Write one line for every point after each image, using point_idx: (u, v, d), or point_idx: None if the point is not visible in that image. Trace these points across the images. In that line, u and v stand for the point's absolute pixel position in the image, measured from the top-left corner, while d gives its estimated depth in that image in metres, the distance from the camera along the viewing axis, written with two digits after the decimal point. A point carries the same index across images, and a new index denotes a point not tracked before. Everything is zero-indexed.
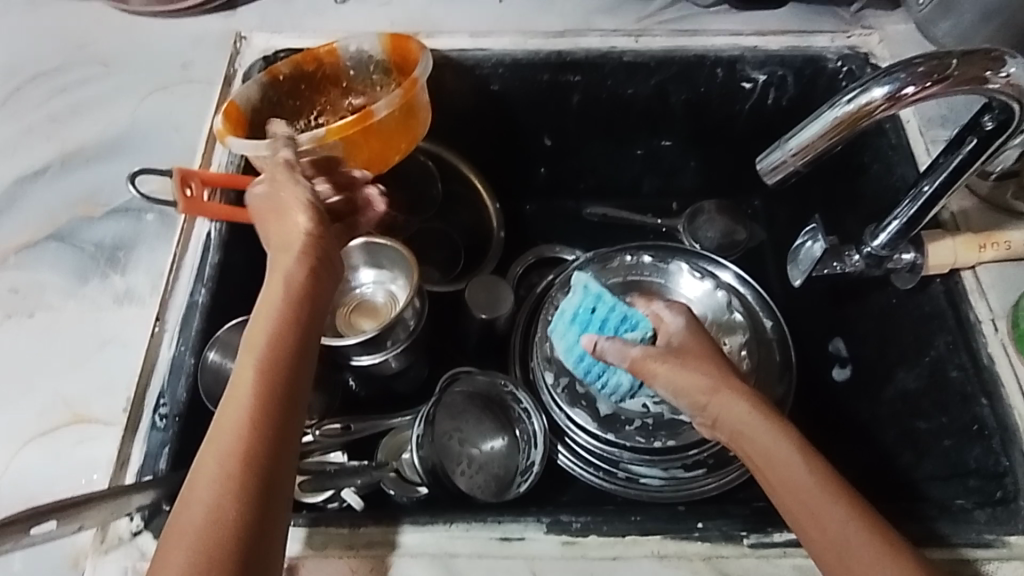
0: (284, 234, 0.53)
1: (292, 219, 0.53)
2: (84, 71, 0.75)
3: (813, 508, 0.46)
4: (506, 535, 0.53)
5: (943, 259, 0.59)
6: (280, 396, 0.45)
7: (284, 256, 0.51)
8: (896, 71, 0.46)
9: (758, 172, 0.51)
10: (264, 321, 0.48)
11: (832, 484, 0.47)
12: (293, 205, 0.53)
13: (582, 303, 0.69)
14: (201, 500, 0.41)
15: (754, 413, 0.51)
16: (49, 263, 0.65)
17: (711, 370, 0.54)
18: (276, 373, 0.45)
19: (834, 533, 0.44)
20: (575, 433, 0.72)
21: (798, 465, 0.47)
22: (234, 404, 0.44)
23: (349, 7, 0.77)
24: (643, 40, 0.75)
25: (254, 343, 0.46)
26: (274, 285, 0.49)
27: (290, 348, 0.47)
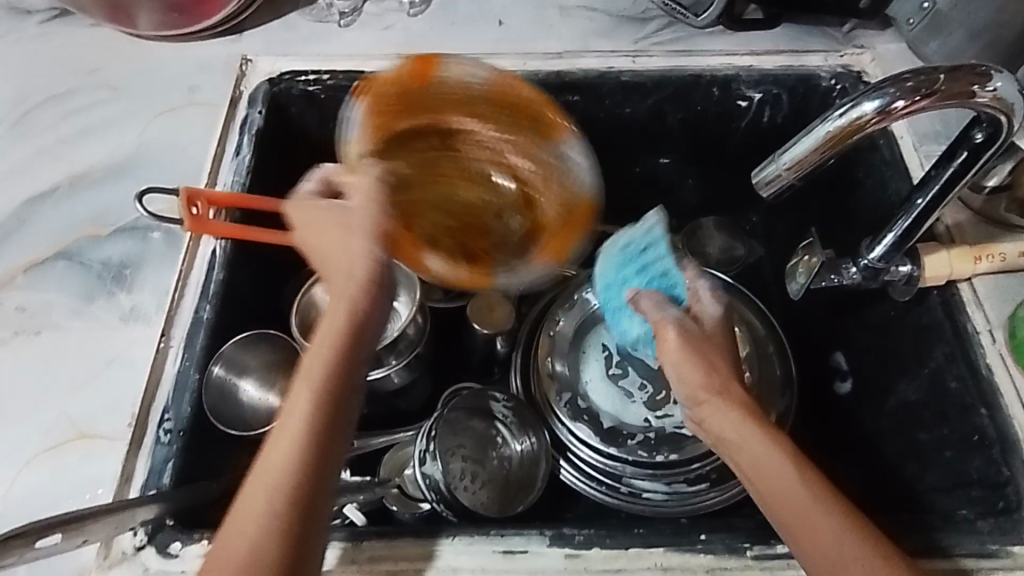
0: (344, 261, 0.50)
1: (356, 253, 0.50)
2: (92, 94, 0.76)
3: (809, 517, 0.45)
4: (510, 549, 0.53)
5: (939, 271, 0.60)
6: (330, 437, 0.44)
7: (347, 285, 0.49)
8: (885, 86, 0.47)
9: (753, 186, 0.52)
10: (317, 354, 0.46)
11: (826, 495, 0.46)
12: (359, 239, 0.50)
13: (640, 241, 0.67)
14: (242, 542, 0.40)
15: (749, 421, 0.50)
16: (56, 282, 0.66)
17: (713, 369, 0.53)
18: (330, 404, 0.44)
19: (828, 543, 0.44)
20: (579, 447, 0.72)
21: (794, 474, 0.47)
22: (286, 429, 0.43)
23: (352, 31, 0.79)
24: (639, 61, 0.76)
25: (310, 368, 0.45)
26: (335, 310, 0.48)
27: (340, 383, 0.45)
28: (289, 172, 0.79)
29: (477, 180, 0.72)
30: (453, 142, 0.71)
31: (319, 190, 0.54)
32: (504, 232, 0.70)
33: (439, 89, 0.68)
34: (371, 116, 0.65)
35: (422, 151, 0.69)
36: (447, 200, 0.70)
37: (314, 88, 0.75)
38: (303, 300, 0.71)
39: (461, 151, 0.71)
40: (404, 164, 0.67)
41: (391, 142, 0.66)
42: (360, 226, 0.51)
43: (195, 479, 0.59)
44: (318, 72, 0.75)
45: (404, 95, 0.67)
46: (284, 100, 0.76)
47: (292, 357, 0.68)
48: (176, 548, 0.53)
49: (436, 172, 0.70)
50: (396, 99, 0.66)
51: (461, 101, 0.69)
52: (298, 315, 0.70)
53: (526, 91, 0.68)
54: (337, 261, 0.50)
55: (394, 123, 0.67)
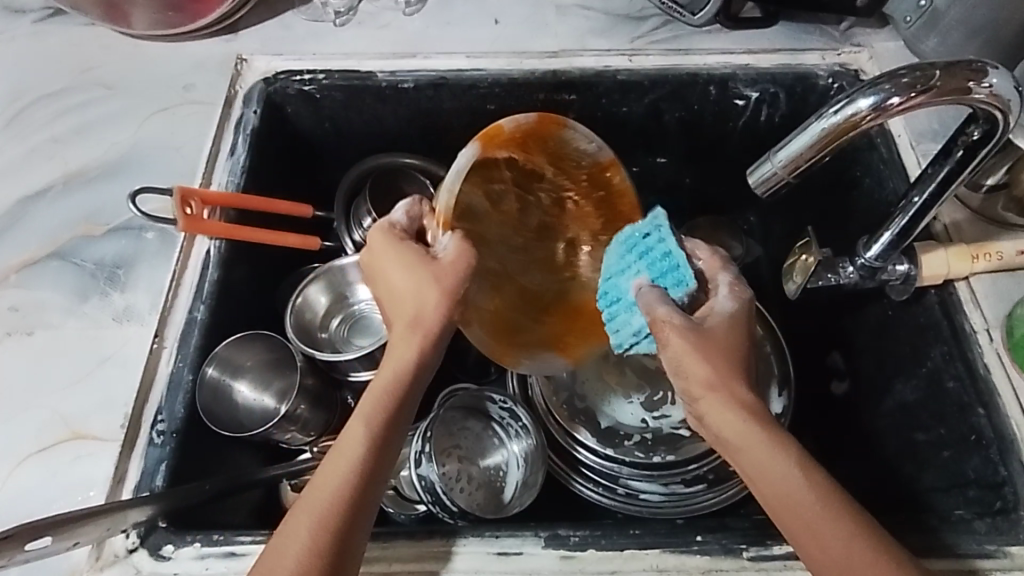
0: (415, 306, 0.53)
1: (429, 301, 0.52)
2: (87, 93, 0.76)
3: (812, 523, 0.45)
4: (505, 550, 0.53)
5: (936, 270, 0.60)
6: (376, 479, 0.47)
7: (410, 336, 0.52)
8: (880, 82, 0.47)
9: (748, 184, 0.52)
10: (376, 393, 0.50)
11: (827, 497, 0.46)
12: (438, 290, 0.52)
13: (639, 229, 0.62)
14: (292, 564, 0.44)
15: (751, 422, 0.49)
16: (50, 281, 0.66)
17: (717, 366, 0.51)
18: (380, 448, 0.48)
19: (830, 548, 0.45)
20: (577, 449, 0.71)
21: (793, 479, 0.46)
22: (337, 463, 0.47)
23: (348, 30, 0.79)
24: (636, 59, 0.76)
25: (365, 411, 0.49)
26: (397, 357, 0.51)
27: (393, 422, 0.49)
28: (284, 172, 0.79)
29: (532, 232, 0.67)
30: (524, 187, 0.65)
31: (405, 229, 0.56)
32: (539, 293, 0.66)
33: (547, 143, 0.63)
34: (481, 151, 0.58)
35: (496, 186, 0.63)
36: (497, 241, 0.64)
37: (310, 88, 0.75)
38: (298, 300, 0.72)
39: (525, 198, 0.66)
40: (478, 195, 0.61)
41: (475, 170, 0.60)
42: (445, 285, 0.52)
43: (188, 479, 0.58)
44: (314, 71, 0.75)
45: (514, 140, 0.61)
46: (280, 99, 0.76)
47: (284, 356, 0.67)
48: (169, 550, 0.53)
49: (496, 208, 0.64)
50: (509, 144, 0.60)
51: (557, 162, 0.65)
52: (293, 315, 0.71)
53: (619, 177, 0.66)
54: (408, 303, 0.53)
55: (492, 160, 0.61)
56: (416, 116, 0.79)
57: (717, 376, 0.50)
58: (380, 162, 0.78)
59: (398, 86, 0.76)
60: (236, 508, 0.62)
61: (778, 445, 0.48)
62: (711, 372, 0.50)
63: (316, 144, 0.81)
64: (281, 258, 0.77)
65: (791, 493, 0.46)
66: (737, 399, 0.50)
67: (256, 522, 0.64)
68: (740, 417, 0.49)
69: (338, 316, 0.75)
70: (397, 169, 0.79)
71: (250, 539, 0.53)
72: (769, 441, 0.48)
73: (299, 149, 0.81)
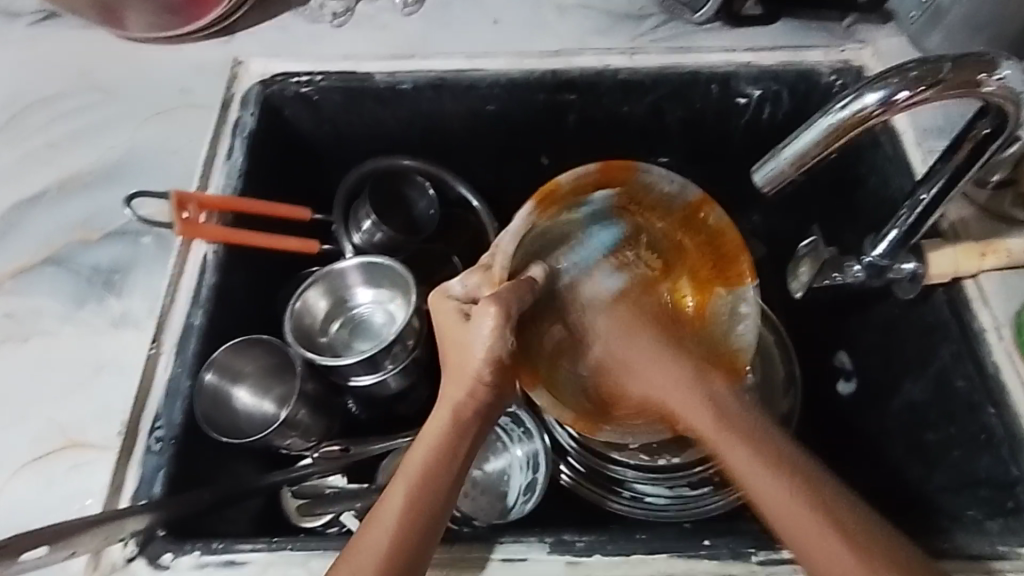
0: (458, 363, 0.53)
1: (471, 360, 0.51)
2: (82, 98, 0.75)
3: (769, 507, 0.47)
4: (509, 556, 0.52)
5: (944, 269, 0.59)
6: (418, 531, 0.48)
7: (453, 390, 0.52)
8: (887, 77, 0.46)
9: (754, 183, 0.51)
10: (419, 453, 0.51)
11: (769, 458, 0.49)
12: (475, 347, 0.51)
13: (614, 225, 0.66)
14: None
15: (690, 396, 0.56)
16: (46, 288, 0.65)
17: (655, 367, 0.60)
18: (424, 501, 0.49)
19: (754, 485, 0.49)
20: (616, 466, 0.70)
21: (721, 435, 0.52)
22: (384, 515, 0.48)
23: (346, 31, 0.78)
24: (637, 58, 0.75)
25: (410, 466, 0.50)
26: (441, 413, 0.52)
27: (436, 481, 0.50)
28: (283, 174, 0.78)
29: (635, 289, 0.67)
30: (615, 244, 0.67)
31: (465, 297, 0.54)
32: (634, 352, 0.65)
33: (626, 190, 0.63)
34: (543, 209, 0.60)
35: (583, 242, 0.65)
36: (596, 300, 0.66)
37: (308, 90, 0.75)
38: (298, 304, 0.71)
39: (623, 254, 0.67)
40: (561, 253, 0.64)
41: (554, 233, 0.63)
42: (482, 345, 0.51)
43: (186, 487, 0.57)
44: (312, 72, 0.75)
45: (584, 192, 0.62)
46: (278, 102, 0.75)
47: (284, 363, 0.67)
48: (167, 558, 0.52)
49: (591, 267, 0.66)
50: (573, 199, 0.62)
51: (642, 207, 0.64)
52: (292, 319, 0.70)
53: (716, 216, 0.62)
54: (454, 364, 0.53)
55: (566, 216, 0.63)
56: (416, 118, 0.78)
57: (645, 370, 0.60)
58: (378, 167, 0.77)
59: (397, 88, 0.75)
60: (238, 517, 0.61)
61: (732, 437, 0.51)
62: (637, 373, 0.61)
63: (314, 147, 0.80)
64: (280, 261, 0.76)
65: (755, 482, 0.49)
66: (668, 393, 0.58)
67: (256, 530, 0.63)
68: (665, 399, 0.58)
69: (339, 320, 0.74)
70: (396, 173, 0.78)
71: (250, 547, 0.52)
72: (716, 433, 0.52)
73: (298, 152, 0.80)
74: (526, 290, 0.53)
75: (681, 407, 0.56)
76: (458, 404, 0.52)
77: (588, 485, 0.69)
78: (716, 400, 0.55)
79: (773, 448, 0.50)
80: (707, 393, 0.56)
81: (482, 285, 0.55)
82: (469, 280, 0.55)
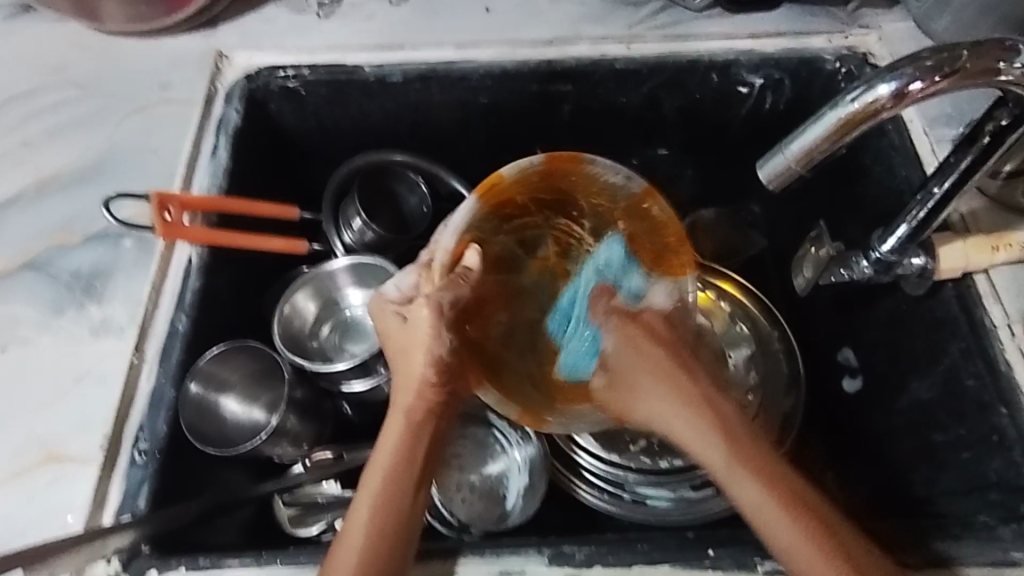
0: (404, 370, 0.56)
1: (416, 364, 0.55)
2: (58, 94, 0.73)
3: (753, 514, 0.48)
4: (507, 569, 0.50)
5: (955, 262, 0.57)
6: (394, 535, 0.48)
7: (406, 397, 0.55)
8: (900, 67, 0.44)
9: (760, 179, 0.48)
10: (379, 465, 0.52)
11: (778, 496, 0.48)
12: (418, 351, 0.55)
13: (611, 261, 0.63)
14: None
15: (690, 414, 0.53)
16: (23, 294, 0.62)
17: (658, 365, 0.55)
18: (393, 504, 0.50)
19: (776, 536, 0.47)
20: (580, 453, 0.69)
21: (739, 475, 0.50)
22: (357, 521, 0.49)
23: (331, 22, 0.75)
24: (634, 46, 0.73)
25: (375, 470, 0.51)
26: (395, 417, 0.54)
27: (402, 482, 0.51)
28: (268, 171, 0.76)
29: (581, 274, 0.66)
30: (565, 225, 0.65)
31: (399, 299, 0.55)
32: None
33: (574, 180, 0.60)
34: (486, 203, 0.57)
35: (532, 228, 0.64)
36: (537, 290, 0.66)
37: (293, 84, 0.72)
38: (286, 308, 0.69)
39: (571, 238, 0.66)
40: (509, 244, 0.63)
41: (506, 223, 0.61)
42: (422, 342, 0.54)
43: (172, 500, 0.56)
44: (297, 65, 0.72)
45: (533, 184, 0.59)
46: (262, 96, 0.72)
47: (272, 368, 0.64)
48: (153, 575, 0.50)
49: (538, 254, 0.66)
50: (520, 191, 0.59)
51: (591, 195, 0.62)
52: (281, 323, 0.68)
53: (659, 208, 0.59)
54: (402, 374, 0.56)
55: (509, 205, 0.60)
56: (405, 111, 0.76)
57: (648, 397, 0.55)
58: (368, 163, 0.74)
59: (385, 80, 0.73)
60: (227, 528, 0.59)
61: (722, 447, 0.51)
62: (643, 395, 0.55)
63: (301, 143, 0.78)
64: (267, 261, 0.73)
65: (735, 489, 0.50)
66: (668, 408, 0.54)
67: (248, 540, 0.61)
68: (669, 422, 0.53)
69: (329, 323, 0.72)
70: (386, 169, 0.75)
71: (237, 563, 0.50)
72: (706, 438, 0.52)
73: (284, 147, 0.77)
74: (465, 282, 0.55)
75: (688, 434, 0.52)
76: (410, 407, 0.54)
77: (561, 469, 0.69)
78: (728, 428, 0.52)
79: (759, 453, 0.51)
80: (708, 411, 0.53)
81: (418, 285, 0.55)
82: (409, 279, 0.55)
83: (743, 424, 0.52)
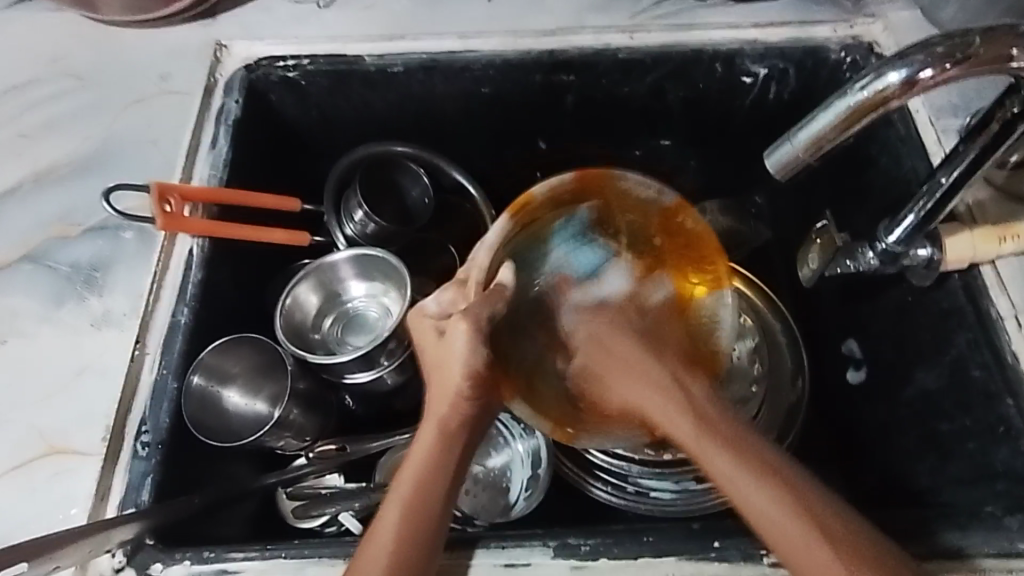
0: (439, 383, 0.52)
1: (451, 378, 0.51)
2: (56, 85, 0.72)
3: (730, 488, 0.47)
4: (512, 561, 0.50)
5: (960, 253, 0.56)
6: (419, 544, 0.47)
7: (439, 408, 0.51)
8: (911, 54, 0.43)
9: (767, 169, 0.48)
10: (409, 474, 0.50)
11: (750, 466, 0.46)
12: (452, 364, 0.51)
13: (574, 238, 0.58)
14: None
15: (654, 396, 0.52)
16: (23, 287, 0.62)
17: (620, 353, 0.55)
18: (420, 512, 0.48)
19: (749, 507, 0.46)
20: (585, 447, 0.68)
21: (707, 448, 0.48)
22: (383, 527, 0.48)
23: (332, 11, 0.74)
24: (638, 36, 0.72)
25: (405, 478, 0.50)
26: (427, 428, 0.52)
27: (430, 491, 0.49)
28: (270, 163, 0.75)
29: None
30: None
31: (437, 315, 0.52)
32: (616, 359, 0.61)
33: (605, 193, 0.58)
34: (520, 220, 0.55)
35: None
36: None
37: (294, 75, 0.72)
38: (287, 300, 0.69)
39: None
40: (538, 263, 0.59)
41: (536, 238, 0.56)
42: (458, 359, 0.50)
43: (176, 492, 0.55)
44: (298, 56, 0.72)
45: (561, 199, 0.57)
46: (262, 87, 0.72)
47: (273, 361, 0.64)
48: (157, 569, 0.50)
49: None
50: (551, 208, 0.57)
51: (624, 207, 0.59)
52: (283, 316, 0.68)
53: (692, 220, 0.59)
54: (435, 383, 0.53)
55: (538, 224, 0.57)
56: (407, 102, 0.75)
57: (618, 386, 0.54)
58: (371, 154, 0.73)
59: (387, 71, 0.72)
60: (231, 520, 0.59)
61: (685, 414, 0.50)
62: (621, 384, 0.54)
63: (303, 134, 0.77)
64: (269, 253, 0.73)
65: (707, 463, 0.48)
66: (636, 393, 0.53)
67: (252, 531, 0.61)
68: (640, 407, 0.53)
69: (331, 316, 0.72)
70: (388, 160, 0.75)
71: (242, 556, 0.50)
72: (670, 413, 0.51)
73: (285, 138, 0.77)
74: (504, 299, 0.50)
75: (658, 415, 0.51)
76: (444, 420, 0.51)
77: (568, 464, 0.69)
78: (695, 408, 0.51)
79: (727, 425, 0.49)
80: (675, 392, 0.52)
81: (455, 302, 0.52)
82: (445, 297, 0.52)
83: (710, 399, 0.52)
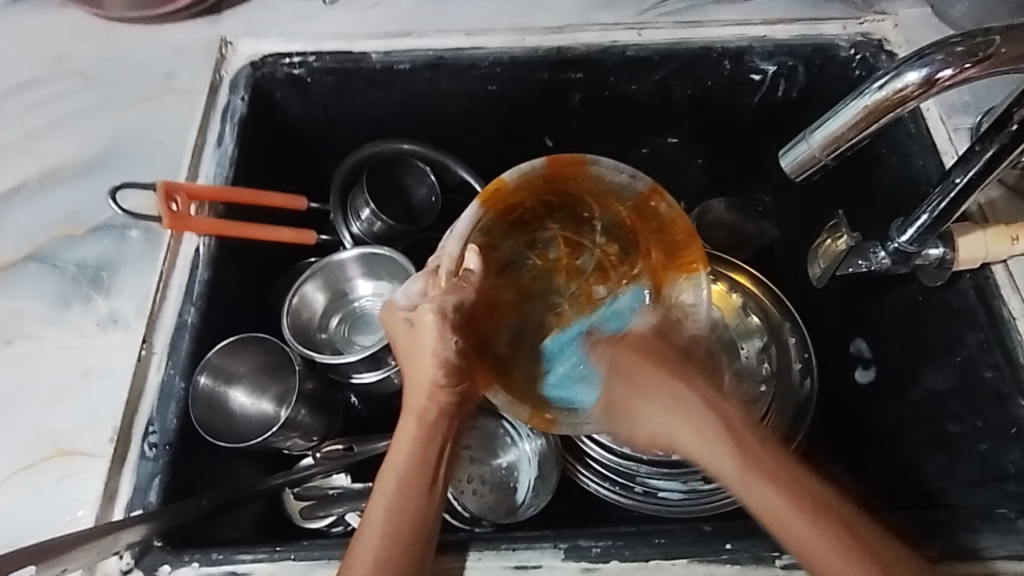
0: (414, 377, 0.56)
1: (425, 368, 0.54)
2: (59, 84, 0.71)
3: (770, 515, 0.48)
4: (523, 563, 0.50)
5: (974, 252, 0.56)
6: (407, 535, 0.48)
7: (418, 403, 0.55)
8: (930, 53, 0.43)
9: (780, 168, 0.47)
10: (393, 470, 0.52)
11: (790, 492, 0.48)
12: (426, 354, 0.54)
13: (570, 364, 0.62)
14: None
15: (690, 421, 0.54)
16: (28, 287, 0.61)
17: (657, 380, 0.57)
18: (405, 505, 0.49)
19: (791, 536, 0.46)
20: (590, 444, 0.68)
21: (749, 477, 0.49)
22: (371, 521, 0.49)
23: (337, 8, 0.74)
24: (645, 33, 0.71)
25: (389, 473, 0.51)
26: (408, 423, 0.54)
27: (414, 485, 0.51)
28: (275, 161, 0.75)
29: (592, 275, 0.66)
30: (572, 226, 0.64)
31: (408, 307, 0.54)
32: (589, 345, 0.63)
33: (580, 183, 0.58)
34: (490, 210, 0.56)
35: (542, 230, 0.64)
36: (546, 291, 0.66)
37: (299, 72, 0.71)
38: (294, 300, 0.68)
39: (581, 239, 0.65)
40: (518, 247, 0.63)
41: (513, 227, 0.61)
42: (430, 347, 0.54)
43: (183, 494, 0.55)
44: (303, 53, 0.71)
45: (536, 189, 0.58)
46: (267, 85, 0.71)
47: (282, 361, 0.64)
48: (166, 571, 0.50)
49: (549, 255, 0.65)
50: (526, 195, 0.58)
51: (597, 195, 0.60)
52: (290, 315, 0.68)
53: (666, 205, 0.57)
54: (412, 378, 0.56)
55: (513, 209, 0.59)
56: (413, 100, 0.75)
57: (656, 411, 0.56)
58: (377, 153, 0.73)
59: (393, 68, 0.71)
60: (239, 521, 0.59)
61: (723, 440, 0.52)
62: (662, 413, 0.56)
63: (308, 132, 0.77)
64: (274, 252, 0.73)
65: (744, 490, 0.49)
66: (672, 420, 0.55)
67: (260, 533, 0.61)
68: (676, 434, 0.55)
69: (338, 315, 0.72)
70: (395, 158, 0.74)
71: (251, 558, 0.50)
72: (707, 441, 0.52)
73: (290, 137, 0.76)
74: (469, 285, 0.54)
75: (692, 440, 0.53)
76: (422, 411, 0.54)
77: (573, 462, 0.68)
78: (733, 432, 0.52)
79: (765, 453, 0.50)
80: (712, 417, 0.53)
81: (424, 290, 0.54)
82: (415, 287, 0.55)
83: (749, 425, 0.53)
